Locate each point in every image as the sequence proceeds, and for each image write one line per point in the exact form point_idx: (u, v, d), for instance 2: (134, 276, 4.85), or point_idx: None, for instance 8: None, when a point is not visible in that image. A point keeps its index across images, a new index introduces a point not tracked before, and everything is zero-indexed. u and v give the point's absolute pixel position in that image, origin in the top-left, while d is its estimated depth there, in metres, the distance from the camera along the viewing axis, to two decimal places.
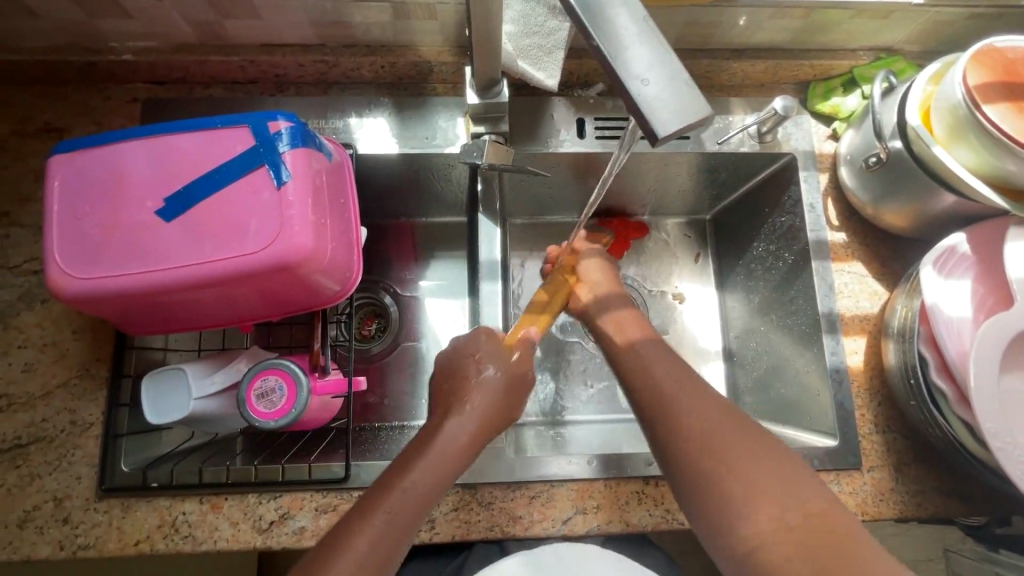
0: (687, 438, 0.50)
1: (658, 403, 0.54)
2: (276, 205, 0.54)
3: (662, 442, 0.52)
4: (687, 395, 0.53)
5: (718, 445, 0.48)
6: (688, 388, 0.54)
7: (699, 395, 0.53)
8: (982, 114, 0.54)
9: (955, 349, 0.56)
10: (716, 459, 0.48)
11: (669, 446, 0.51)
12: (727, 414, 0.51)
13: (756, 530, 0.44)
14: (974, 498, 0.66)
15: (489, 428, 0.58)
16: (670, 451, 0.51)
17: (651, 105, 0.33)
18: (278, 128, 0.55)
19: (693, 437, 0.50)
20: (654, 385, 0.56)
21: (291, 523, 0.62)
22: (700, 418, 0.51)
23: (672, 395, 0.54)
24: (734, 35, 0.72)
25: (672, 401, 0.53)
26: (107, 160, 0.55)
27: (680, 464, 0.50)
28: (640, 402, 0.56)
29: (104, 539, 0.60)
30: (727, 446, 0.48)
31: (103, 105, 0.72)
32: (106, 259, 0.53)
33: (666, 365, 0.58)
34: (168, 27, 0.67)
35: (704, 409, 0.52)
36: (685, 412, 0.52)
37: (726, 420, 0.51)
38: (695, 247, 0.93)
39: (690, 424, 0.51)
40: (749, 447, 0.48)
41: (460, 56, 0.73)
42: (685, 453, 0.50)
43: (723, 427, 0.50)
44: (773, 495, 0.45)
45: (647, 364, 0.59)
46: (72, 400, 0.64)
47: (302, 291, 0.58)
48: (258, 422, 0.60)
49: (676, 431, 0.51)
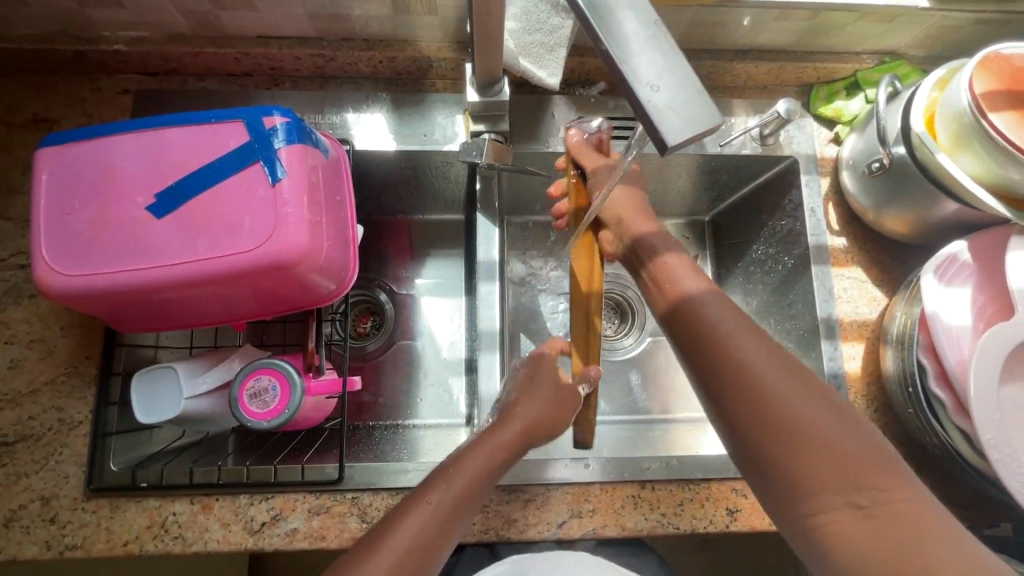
0: (753, 398, 0.46)
1: (721, 356, 0.48)
2: (271, 202, 0.53)
3: (723, 400, 0.48)
4: (753, 348, 0.48)
5: (785, 409, 0.45)
6: (757, 340, 0.49)
7: (766, 347, 0.48)
8: (988, 122, 0.53)
9: (954, 359, 0.56)
10: (778, 428, 0.44)
11: (730, 405, 0.47)
12: (793, 370, 0.47)
13: (818, 503, 0.42)
14: (967, 506, 0.66)
15: (542, 425, 0.59)
16: (730, 413, 0.47)
17: (662, 114, 0.32)
18: (273, 124, 0.54)
19: (762, 399, 0.45)
20: (718, 334, 0.49)
21: (284, 524, 0.61)
22: (769, 378, 0.46)
23: (741, 347, 0.48)
24: (738, 36, 0.71)
25: (738, 353, 0.48)
26: (98, 153, 0.54)
27: (740, 424, 0.46)
28: (697, 351, 0.50)
29: (92, 540, 0.59)
30: (803, 414, 0.44)
31: (94, 96, 0.71)
32: (97, 254, 0.52)
33: (731, 313, 0.51)
34: (161, 18, 0.65)
35: (775, 366, 0.47)
36: (754, 371, 0.47)
37: (799, 381, 0.46)
38: (694, 248, 0.91)
39: (758, 384, 0.46)
40: (822, 412, 0.44)
41: (461, 52, 0.72)
42: (745, 412, 0.46)
43: (798, 390, 0.45)
44: (843, 465, 0.42)
45: (708, 308, 0.52)
46: (60, 398, 0.63)
47: (296, 290, 0.57)
48: (251, 423, 0.59)
49: (742, 390, 0.46)
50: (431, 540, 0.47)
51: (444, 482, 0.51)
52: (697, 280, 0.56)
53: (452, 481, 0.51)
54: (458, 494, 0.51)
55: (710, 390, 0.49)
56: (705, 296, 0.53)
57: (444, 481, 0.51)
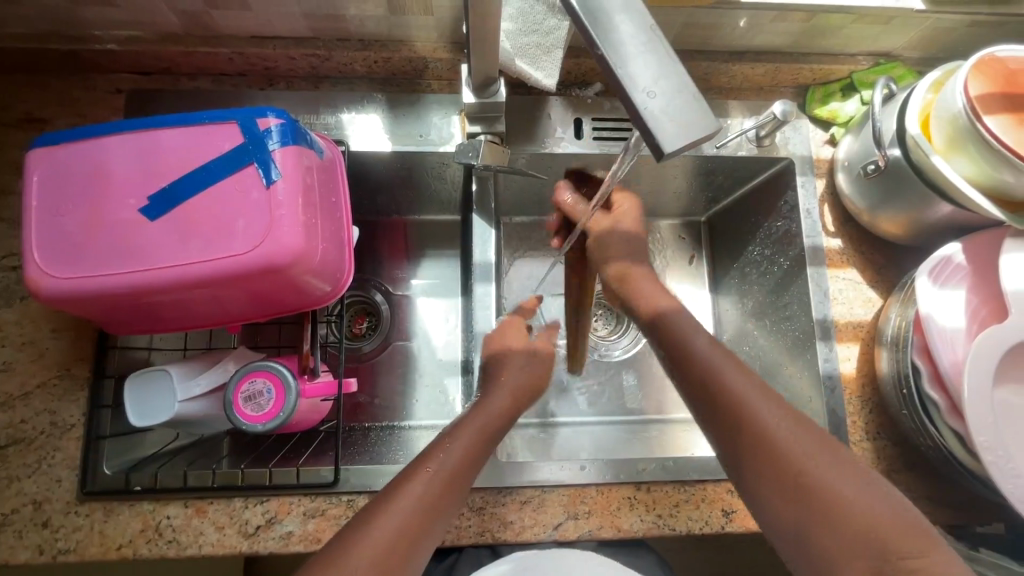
0: (773, 459, 0.48)
1: (742, 423, 0.51)
2: (265, 205, 0.52)
3: (747, 467, 0.50)
4: (771, 412, 0.51)
5: (806, 470, 0.47)
6: (777, 408, 0.51)
7: (784, 412, 0.51)
8: (982, 126, 0.53)
9: (948, 360, 0.56)
10: (799, 490, 0.46)
11: (752, 467, 0.49)
12: (814, 433, 0.49)
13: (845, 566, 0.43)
14: (960, 506, 0.66)
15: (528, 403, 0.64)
16: (755, 482, 0.49)
17: (658, 119, 0.32)
18: (267, 125, 0.54)
19: (787, 467, 0.47)
20: (738, 401, 0.52)
21: (278, 528, 0.61)
22: (792, 446, 0.48)
23: (761, 414, 0.51)
24: (735, 38, 0.71)
25: (757, 417, 0.51)
26: (90, 154, 0.53)
27: (766, 493, 0.48)
28: (717, 419, 0.53)
29: (85, 544, 0.59)
30: (828, 481, 0.46)
31: (85, 96, 0.70)
32: (89, 257, 0.51)
33: (748, 380, 0.54)
34: (154, 17, 0.64)
35: (797, 433, 0.49)
36: (775, 438, 0.49)
37: (818, 446, 0.48)
38: (690, 249, 0.93)
39: (782, 451, 0.48)
40: (848, 480, 0.46)
41: (456, 53, 0.71)
42: (768, 472, 0.48)
43: (822, 457, 0.47)
44: (870, 535, 0.43)
45: (726, 374, 0.54)
46: (52, 401, 0.62)
47: (291, 292, 0.57)
48: (246, 426, 0.59)
49: (765, 457, 0.49)
50: (431, 506, 0.49)
51: (422, 472, 0.50)
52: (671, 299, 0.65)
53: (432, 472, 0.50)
54: (439, 487, 0.50)
55: (736, 458, 0.51)
56: (720, 362, 0.56)
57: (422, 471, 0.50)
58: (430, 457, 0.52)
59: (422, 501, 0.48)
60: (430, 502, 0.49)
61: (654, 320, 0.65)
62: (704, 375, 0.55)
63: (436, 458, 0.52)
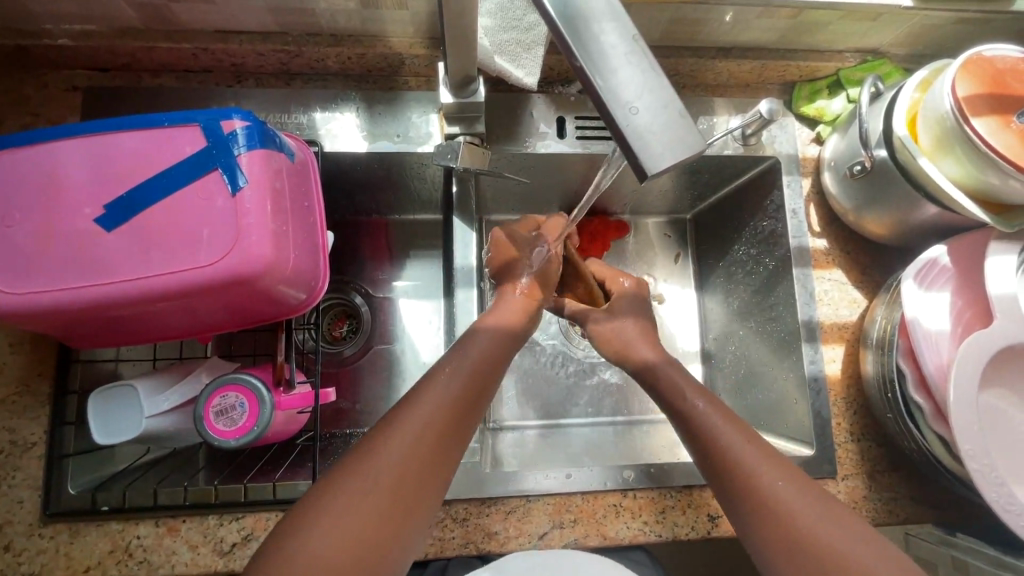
0: (755, 492, 0.48)
1: (739, 478, 0.50)
2: (232, 213, 0.50)
3: (751, 525, 0.48)
4: (746, 447, 0.51)
5: (780, 502, 0.47)
6: (775, 463, 0.50)
7: (758, 450, 0.51)
8: (970, 128, 0.52)
9: (933, 364, 0.56)
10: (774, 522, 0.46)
11: (738, 497, 0.50)
12: (796, 474, 0.49)
13: None
14: (941, 506, 0.67)
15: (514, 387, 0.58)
16: (756, 537, 0.48)
17: (642, 138, 0.30)
18: (233, 128, 0.51)
19: (781, 523, 0.46)
20: (734, 461, 0.51)
21: (255, 545, 0.59)
22: (789, 500, 0.47)
23: (757, 469, 0.50)
24: (721, 33, 0.69)
25: (731, 449, 0.52)
26: (41, 160, 0.50)
27: (765, 549, 0.47)
28: (718, 477, 0.52)
29: (50, 567, 0.56)
30: (820, 535, 0.44)
31: (40, 93, 0.66)
32: (43, 270, 0.48)
33: (727, 416, 0.55)
34: (109, 10, 0.60)
35: (796, 489, 0.48)
36: (772, 495, 0.48)
37: (795, 483, 0.48)
38: (675, 247, 0.92)
39: (779, 505, 0.47)
40: (844, 534, 0.44)
41: (434, 49, 0.68)
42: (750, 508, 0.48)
43: (817, 511, 0.46)
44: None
45: (720, 432, 0.53)
46: (10, 418, 0.59)
47: (263, 302, 0.54)
48: (217, 441, 0.57)
49: (748, 490, 0.49)
50: (465, 390, 0.51)
51: (417, 406, 0.48)
52: (652, 349, 0.64)
53: (385, 460, 0.44)
54: (462, 388, 0.51)
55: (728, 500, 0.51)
56: (716, 417, 0.54)
57: (378, 457, 0.44)
58: (456, 355, 0.54)
59: (421, 433, 0.46)
60: (464, 393, 0.51)
61: (663, 358, 0.62)
62: (700, 428, 0.55)
63: (461, 356, 0.54)
